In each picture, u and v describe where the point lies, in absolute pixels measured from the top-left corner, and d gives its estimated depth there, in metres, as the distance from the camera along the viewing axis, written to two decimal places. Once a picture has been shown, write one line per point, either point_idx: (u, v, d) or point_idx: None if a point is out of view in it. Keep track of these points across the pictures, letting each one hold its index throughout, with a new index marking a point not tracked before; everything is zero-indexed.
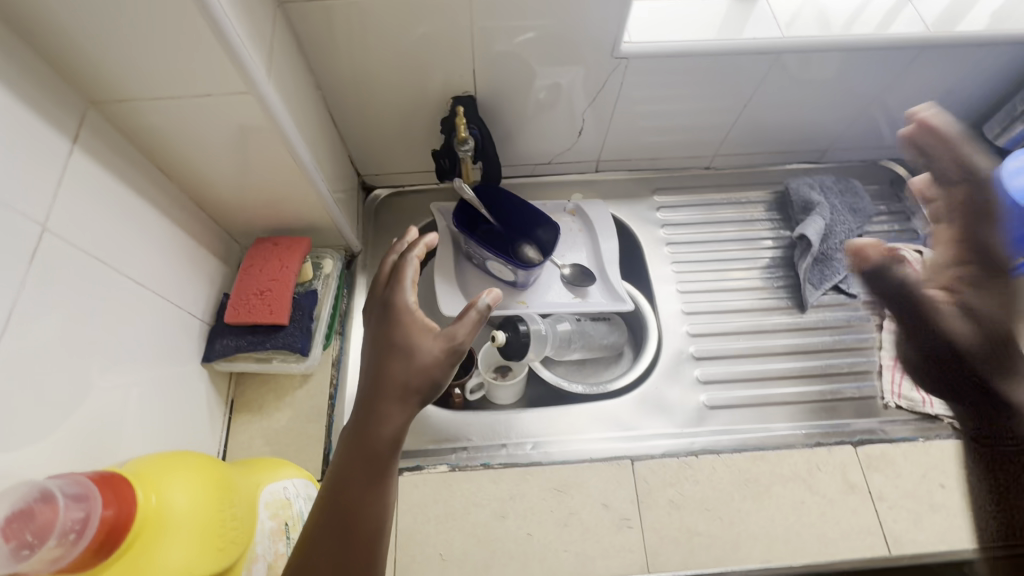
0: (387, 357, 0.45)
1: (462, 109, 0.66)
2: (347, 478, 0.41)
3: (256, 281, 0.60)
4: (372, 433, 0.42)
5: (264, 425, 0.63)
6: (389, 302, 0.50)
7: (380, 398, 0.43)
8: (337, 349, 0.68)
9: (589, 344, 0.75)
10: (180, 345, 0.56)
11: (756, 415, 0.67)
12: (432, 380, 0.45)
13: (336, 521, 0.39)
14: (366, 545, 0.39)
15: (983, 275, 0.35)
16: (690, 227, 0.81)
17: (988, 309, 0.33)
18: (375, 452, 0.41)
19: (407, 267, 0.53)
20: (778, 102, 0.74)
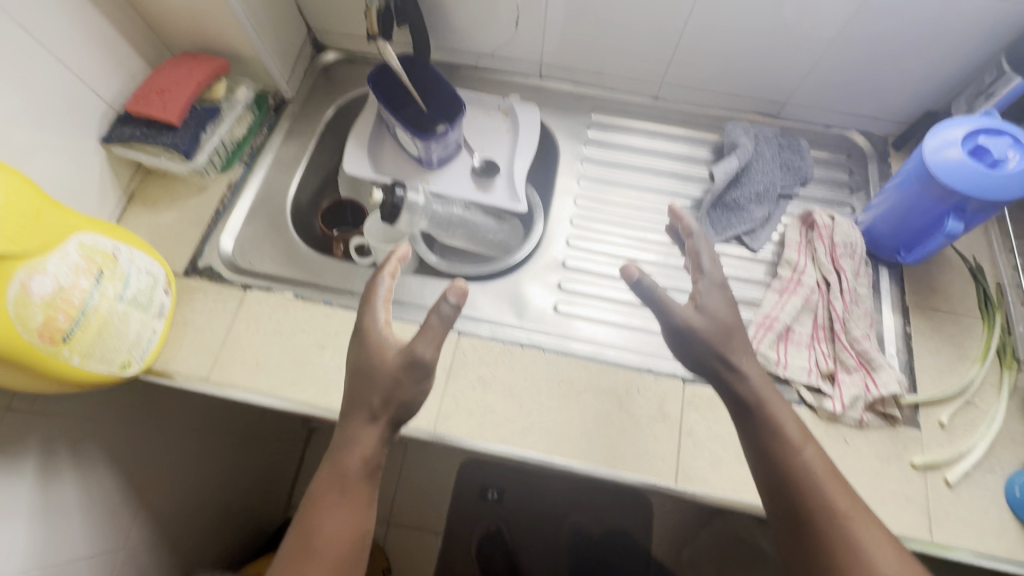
0: (357, 386, 0.51)
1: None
2: (320, 498, 0.49)
3: (161, 81, 0.65)
4: (344, 455, 0.50)
5: (151, 219, 0.69)
6: (363, 322, 0.55)
7: (352, 428, 0.51)
8: (236, 175, 0.73)
9: (471, 233, 0.75)
10: (81, 116, 0.62)
11: (601, 332, 0.66)
12: (398, 396, 0.51)
13: (307, 533, 0.48)
14: (336, 558, 0.47)
15: (717, 283, 0.54)
16: (614, 149, 0.78)
17: (715, 305, 0.53)
18: (347, 473, 0.49)
19: (381, 284, 0.57)
20: (728, 32, 0.69)
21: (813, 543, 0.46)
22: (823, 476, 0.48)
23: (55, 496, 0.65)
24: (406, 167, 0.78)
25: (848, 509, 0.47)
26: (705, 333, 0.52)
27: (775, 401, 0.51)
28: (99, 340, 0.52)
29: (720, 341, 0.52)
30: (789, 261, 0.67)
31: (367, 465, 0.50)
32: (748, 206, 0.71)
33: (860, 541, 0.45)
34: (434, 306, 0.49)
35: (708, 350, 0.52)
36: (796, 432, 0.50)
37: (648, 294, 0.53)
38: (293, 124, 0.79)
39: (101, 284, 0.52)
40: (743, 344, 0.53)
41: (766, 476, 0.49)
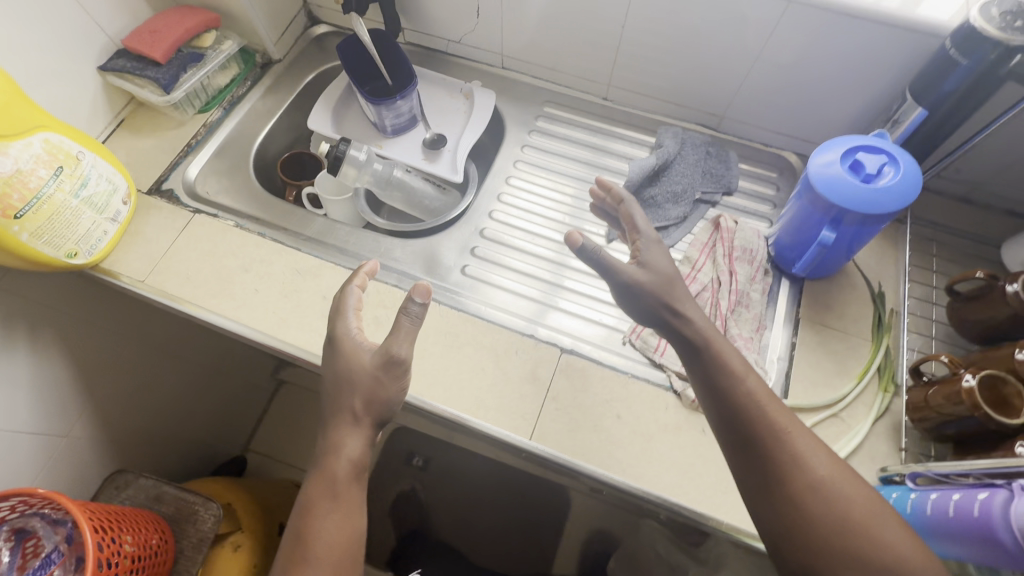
0: (338, 392, 0.56)
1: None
2: (312, 505, 0.52)
3: (156, 24, 0.75)
4: (333, 461, 0.54)
5: (132, 143, 0.79)
6: (337, 328, 0.59)
7: (337, 434, 0.55)
8: (213, 117, 0.82)
9: (409, 196, 0.81)
10: (83, 44, 0.72)
11: (576, 324, 0.70)
12: (378, 397, 0.56)
13: (303, 539, 0.51)
14: (336, 558, 0.51)
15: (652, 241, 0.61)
16: (556, 140, 0.84)
17: (651, 259, 0.59)
18: (337, 477, 0.53)
19: (350, 295, 0.61)
20: (662, 37, 0.74)
21: (769, 465, 0.49)
22: (763, 396, 0.52)
23: (7, 365, 0.75)
24: (365, 131, 0.86)
25: (790, 426, 0.50)
26: (650, 285, 0.58)
27: (717, 336, 0.56)
28: (50, 225, 0.61)
29: (667, 287, 0.58)
30: (690, 259, 0.70)
31: (354, 467, 0.54)
32: (664, 204, 0.74)
33: (805, 453, 0.49)
34: (404, 308, 0.56)
35: (655, 300, 0.58)
36: (738, 362, 0.54)
37: (594, 258, 0.57)
38: (275, 82, 0.88)
39: (59, 177, 0.61)
40: (684, 291, 0.58)
41: (717, 405, 0.53)
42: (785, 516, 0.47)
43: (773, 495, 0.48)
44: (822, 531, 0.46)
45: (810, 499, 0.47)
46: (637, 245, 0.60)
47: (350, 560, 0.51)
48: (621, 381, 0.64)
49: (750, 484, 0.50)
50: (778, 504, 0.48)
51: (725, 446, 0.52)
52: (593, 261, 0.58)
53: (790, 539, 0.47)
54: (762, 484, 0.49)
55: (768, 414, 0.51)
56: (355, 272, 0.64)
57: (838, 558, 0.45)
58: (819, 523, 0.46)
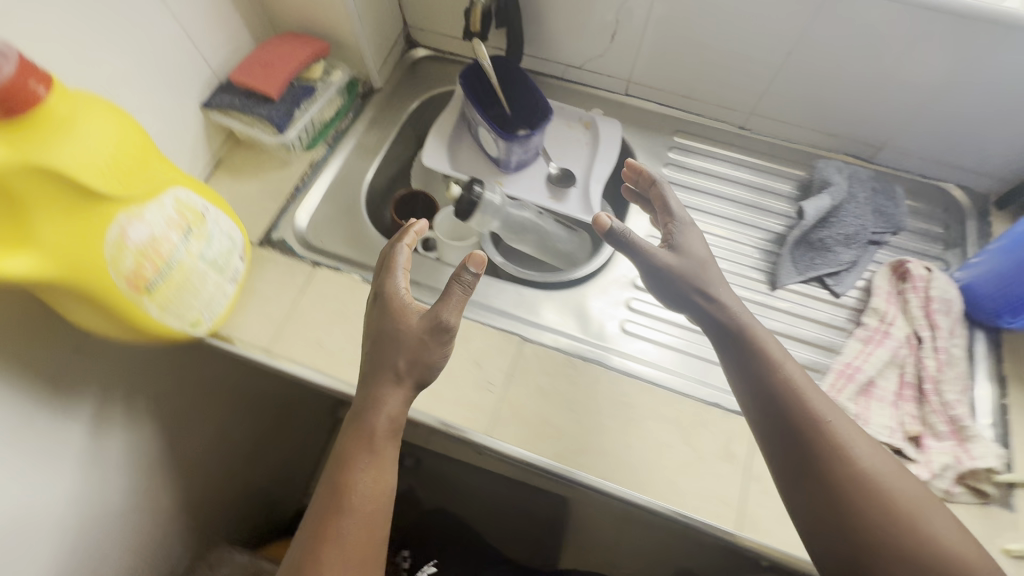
0: (382, 350, 0.52)
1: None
2: (349, 456, 0.50)
3: (265, 56, 0.67)
4: (370, 416, 0.51)
5: (234, 187, 0.71)
6: (382, 291, 0.55)
7: (378, 390, 0.52)
8: (319, 155, 0.74)
9: (541, 240, 0.74)
10: (188, 80, 0.64)
11: (643, 348, 0.64)
12: (423, 357, 0.52)
13: (336, 491, 0.49)
14: (368, 513, 0.48)
15: (684, 224, 0.61)
16: (696, 176, 0.78)
17: (683, 241, 0.60)
18: (375, 431, 0.50)
19: (400, 253, 0.57)
20: (830, 65, 0.67)
21: (809, 453, 0.49)
22: (805, 387, 0.51)
23: (101, 445, 0.66)
24: (482, 166, 0.78)
25: (834, 418, 0.50)
26: (683, 270, 0.57)
27: (753, 323, 0.56)
28: (177, 294, 0.53)
29: (696, 270, 0.58)
30: (877, 311, 0.64)
31: (392, 425, 0.51)
32: (835, 247, 0.68)
33: (847, 444, 0.49)
34: (455, 274, 0.52)
35: (686, 283, 0.57)
36: (778, 351, 0.54)
37: (624, 243, 0.57)
38: (377, 113, 0.80)
39: (187, 239, 0.53)
40: (718, 276, 0.58)
41: (756, 395, 0.52)
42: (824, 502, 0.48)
43: (810, 480, 0.49)
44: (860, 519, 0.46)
45: (854, 490, 0.47)
46: (670, 229, 0.61)
47: (383, 518, 0.49)
48: None
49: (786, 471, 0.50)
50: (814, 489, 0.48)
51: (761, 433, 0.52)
52: (623, 245, 0.58)
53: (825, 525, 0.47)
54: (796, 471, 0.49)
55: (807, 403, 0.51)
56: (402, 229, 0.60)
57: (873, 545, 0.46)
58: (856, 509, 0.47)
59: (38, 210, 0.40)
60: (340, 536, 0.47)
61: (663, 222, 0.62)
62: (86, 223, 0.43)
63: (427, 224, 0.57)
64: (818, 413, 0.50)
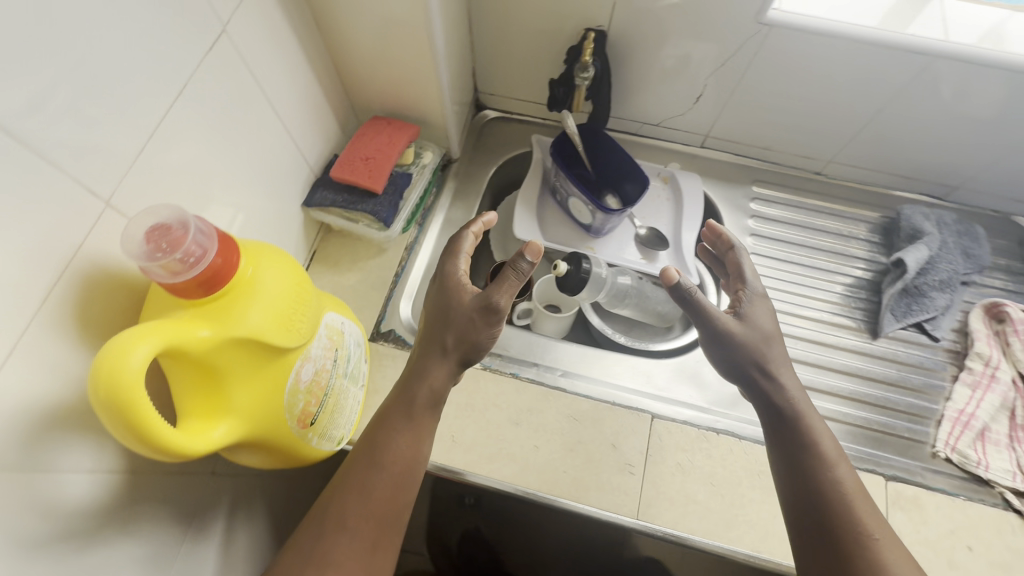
0: (434, 324, 0.57)
1: (593, 35, 0.65)
2: (389, 419, 0.53)
3: (363, 149, 0.66)
4: (415, 385, 0.54)
5: (334, 279, 0.69)
6: (442, 274, 0.60)
7: (425, 361, 0.55)
8: (412, 236, 0.74)
9: (642, 305, 0.75)
10: (291, 182, 0.63)
11: None
12: (472, 335, 0.55)
13: (373, 451, 0.52)
14: (396, 474, 0.51)
15: (759, 295, 0.60)
16: (780, 225, 0.79)
17: (756, 314, 0.58)
18: (416, 401, 0.54)
19: (464, 240, 0.61)
20: (916, 121, 0.69)
21: (837, 539, 0.49)
22: (854, 494, 0.50)
23: None
24: (571, 232, 0.78)
25: (878, 530, 0.49)
26: (746, 338, 0.56)
27: (814, 416, 0.55)
28: (331, 419, 0.52)
29: (756, 341, 0.56)
30: (981, 354, 0.67)
31: (433, 396, 0.54)
32: (931, 293, 0.70)
33: (888, 564, 0.47)
34: (512, 261, 0.55)
35: (747, 355, 0.56)
36: (831, 448, 0.53)
37: (687, 301, 0.57)
38: (458, 184, 0.81)
39: (336, 362, 0.52)
40: (781, 356, 0.57)
41: (793, 473, 0.53)
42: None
43: (831, 570, 0.48)
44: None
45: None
46: (740, 295, 0.59)
47: (409, 485, 0.52)
48: (959, 507, 0.59)
49: (806, 544, 0.50)
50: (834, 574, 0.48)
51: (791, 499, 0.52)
52: (685, 303, 0.57)
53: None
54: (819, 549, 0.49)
55: (850, 500, 0.50)
56: (472, 222, 0.64)
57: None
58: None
59: (237, 377, 0.40)
60: (366, 490, 0.50)
61: (734, 287, 0.61)
62: (274, 379, 0.43)
63: (492, 217, 0.62)
64: (861, 515, 0.49)
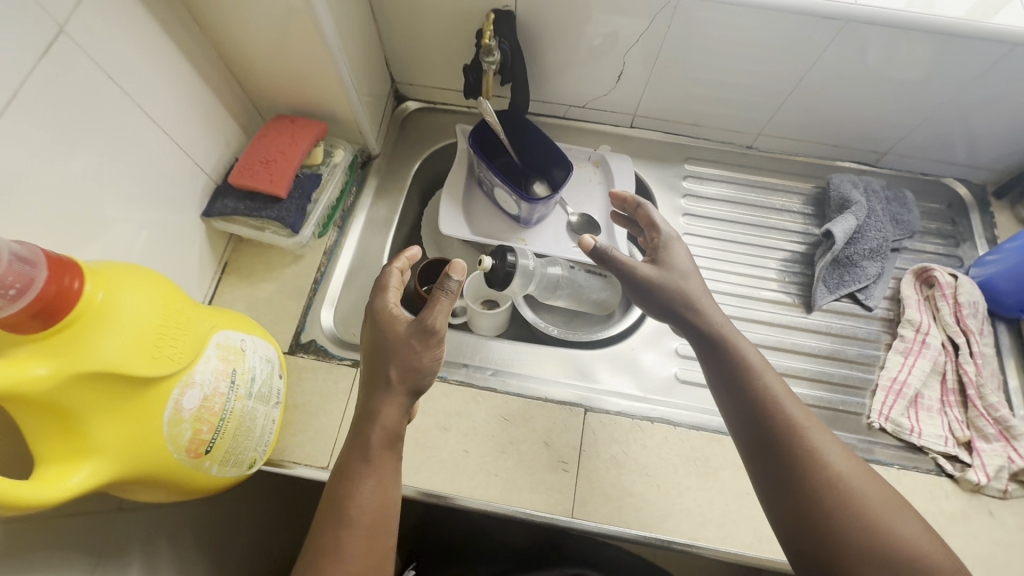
0: (374, 362, 0.52)
1: (492, 16, 0.62)
2: (347, 471, 0.49)
3: (265, 150, 0.62)
4: (366, 429, 0.50)
5: (248, 291, 0.66)
6: (373, 310, 0.55)
7: (373, 403, 0.51)
8: (331, 240, 0.70)
9: (576, 294, 0.73)
10: (185, 193, 0.58)
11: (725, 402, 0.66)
12: (414, 364, 0.51)
13: (338, 506, 0.48)
14: (369, 524, 0.47)
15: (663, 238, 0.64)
16: (714, 203, 0.78)
17: (665, 255, 0.62)
18: (370, 443, 0.50)
19: (390, 276, 0.57)
20: (839, 87, 0.67)
21: (777, 444, 0.51)
22: (800, 419, 0.51)
23: None
24: (500, 224, 0.75)
25: (807, 420, 0.51)
26: (665, 282, 0.60)
27: (734, 333, 0.58)
28: (234, 444, 0.49)
29: (676, 282, 0.60)
30: (912, 321, 0.66)
31: (389, 435, 0.50)
32: (862, 263, 0.69)
33: (822, 450, 0.49)
34: (438, 282, 0.50)
35: (667, 295, 0.60)
36: (756, 361, 0.55)
37: (607, 259, 0.62)
38: (381, 181, 0.77)
39: (235, 384, 0.49)
40: (699, 290, 0.60)
41: (744, 426, 0.53)
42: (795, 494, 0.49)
43: (786, 482, 0.49)
44: (825, 513, 0.47)
45: (822, 489, 0.48)
46: (655, 243, 0.63)
47: (386, 529, 0.49)
48: (893, 477, 0.59)
49: (756, 462, 0.52)
50: (784, 479, 0.50)
51: (733, 418, 0.54)
52: (606, 262, 0.62)
53: (790, 503, 0.49)
54: (767, 461, 0.51)
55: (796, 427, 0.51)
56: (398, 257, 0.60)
57: (810, 525, 0.47)
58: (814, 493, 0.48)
59: (96, 413, 0.36)
60: (339, 546, 0.46)
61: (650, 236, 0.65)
62: (147, 411, 0.39)
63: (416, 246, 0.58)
64: (790, 413, 0.51)
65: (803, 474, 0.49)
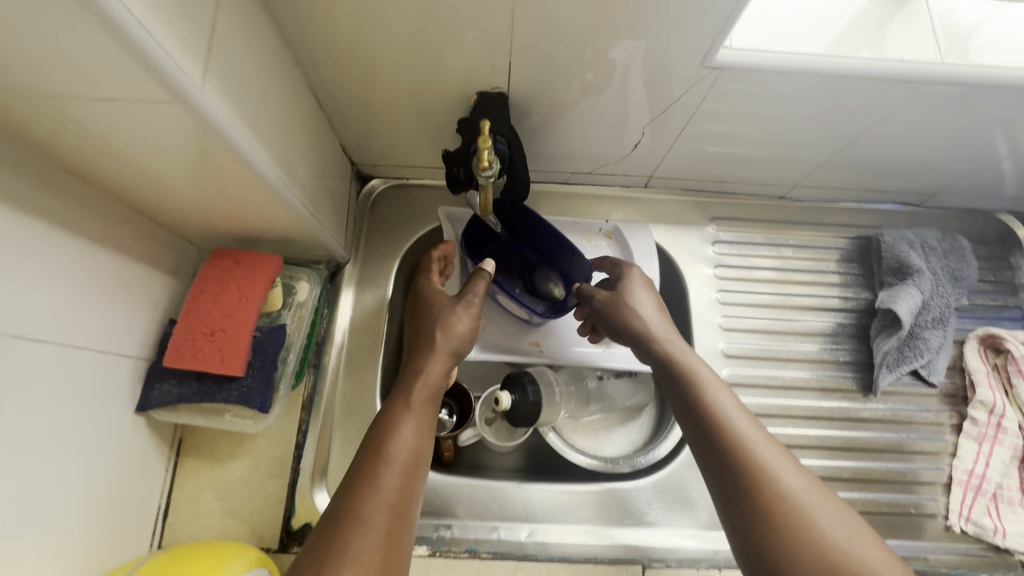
0: (419, 324, 0.50)
1: (489, 125, 0.47)
2: (388, 413, 0.41)
3: (206, 316, 0.48)
4: (409, 374, 0.45)
5: (216, 475, 0.53)
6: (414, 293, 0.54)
7: (417, 354, 0.46)
8: (310, 386, 0.57)
9: (608, 405, 0.64)
10: (108, 393, 0.44)
11: None
12: (455, 325, 0.48)
13: (373, 444, 0.39)
14: (409, 465, 0.38)
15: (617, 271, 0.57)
16: (748, 271, 0.67)
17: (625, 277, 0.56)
18: (411, 389, 0.43)
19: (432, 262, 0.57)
20: (897, 142, 0.57)
21: (727, 462, 0.40)
22: (748, 431, 0.41)
23: None
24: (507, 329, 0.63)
25: (756, 434, 0.41)
26: (620, 302, 0.53)
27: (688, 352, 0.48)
28: None
29: (630, 303, 0.52)
30: (985, 402, 0.59)
31: (434, 386, 0.44)
32: (924, 335, 0.61)
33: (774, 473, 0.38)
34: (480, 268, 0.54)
35: (615, 324, 0.52)
36: (705, 374, 0.46)
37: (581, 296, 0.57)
38: (357, 292, 0.63)
39: None
40: (654, 305, 0.53)
41: (697, 444, 0.42)
42: (739, 513, 0.37)
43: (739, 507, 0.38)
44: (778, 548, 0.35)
45: (773, 515, 0.36)
46: (625, 271, 0.56)
47: (421, 473, 0.39)
48: None
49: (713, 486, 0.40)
50: (731, 495, 0.39)
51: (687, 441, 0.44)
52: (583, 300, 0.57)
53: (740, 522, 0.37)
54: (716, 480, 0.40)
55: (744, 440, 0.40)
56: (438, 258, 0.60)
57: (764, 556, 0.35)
58: (765, 513, 0.36)
59: None
60: (376, 476, 0.37)
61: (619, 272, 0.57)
62: None
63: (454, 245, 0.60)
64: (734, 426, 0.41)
65: (745, 485, 0.38)
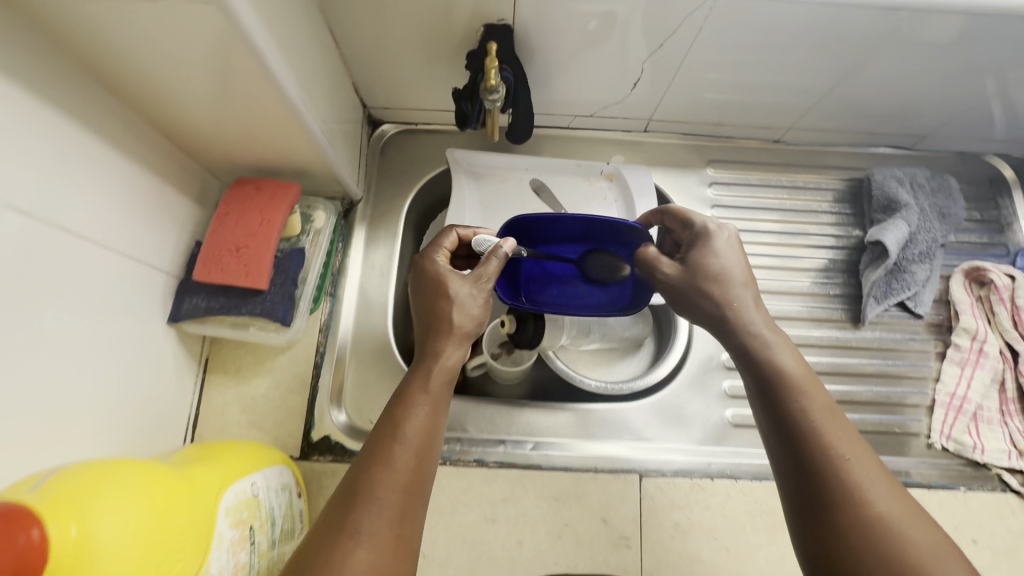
0: (432, 301, 0.46)
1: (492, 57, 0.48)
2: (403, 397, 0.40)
3: (232, 234, 0.51)
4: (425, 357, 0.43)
5: (240, 390, 0.57)
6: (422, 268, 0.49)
7: (431, 339, 0.44)
8: (326, 312, 0.61)
9: (607, 335, 0.67)
10: (144, 301, 0.48)
11: None
12: (469, 306, 0.46)
13: (386, 429, 0.39)
14: (420, 451, 0.38)
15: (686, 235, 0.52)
16: (743, 211, 0.70)
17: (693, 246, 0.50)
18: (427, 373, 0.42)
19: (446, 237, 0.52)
20: (886, 81, 0.59)
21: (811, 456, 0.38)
22: (838, 434, 0.38)
23: None
24: None
25: (847, 438, 0.38)
26: (696, 280, 0.47)
27: (775, 332, 0.44)
28: None
29: (710, 280, 0.47)
30: (967, 328, 0.62)
31: (450, 372, 0.43)
32: (911, 268, 0.64)
33: (860, 481, 0.36)
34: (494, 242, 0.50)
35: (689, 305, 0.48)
36: (796, 369, 0.42)
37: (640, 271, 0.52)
38: (369, 229, 0.67)
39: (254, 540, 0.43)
40: (742, 277, 0.47)
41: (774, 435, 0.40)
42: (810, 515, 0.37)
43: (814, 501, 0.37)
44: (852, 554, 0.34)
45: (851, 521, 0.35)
46: (690, 235, 0.51)
47: (432, 454, 0.39)
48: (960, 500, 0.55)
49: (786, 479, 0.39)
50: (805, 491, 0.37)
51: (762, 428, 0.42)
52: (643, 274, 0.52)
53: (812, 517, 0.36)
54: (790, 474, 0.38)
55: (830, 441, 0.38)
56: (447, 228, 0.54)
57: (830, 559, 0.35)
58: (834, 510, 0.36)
59: None
60: (389, 460, 0.37)
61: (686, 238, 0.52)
62: None
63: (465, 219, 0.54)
64: (827, 437, 0.38)
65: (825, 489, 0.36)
